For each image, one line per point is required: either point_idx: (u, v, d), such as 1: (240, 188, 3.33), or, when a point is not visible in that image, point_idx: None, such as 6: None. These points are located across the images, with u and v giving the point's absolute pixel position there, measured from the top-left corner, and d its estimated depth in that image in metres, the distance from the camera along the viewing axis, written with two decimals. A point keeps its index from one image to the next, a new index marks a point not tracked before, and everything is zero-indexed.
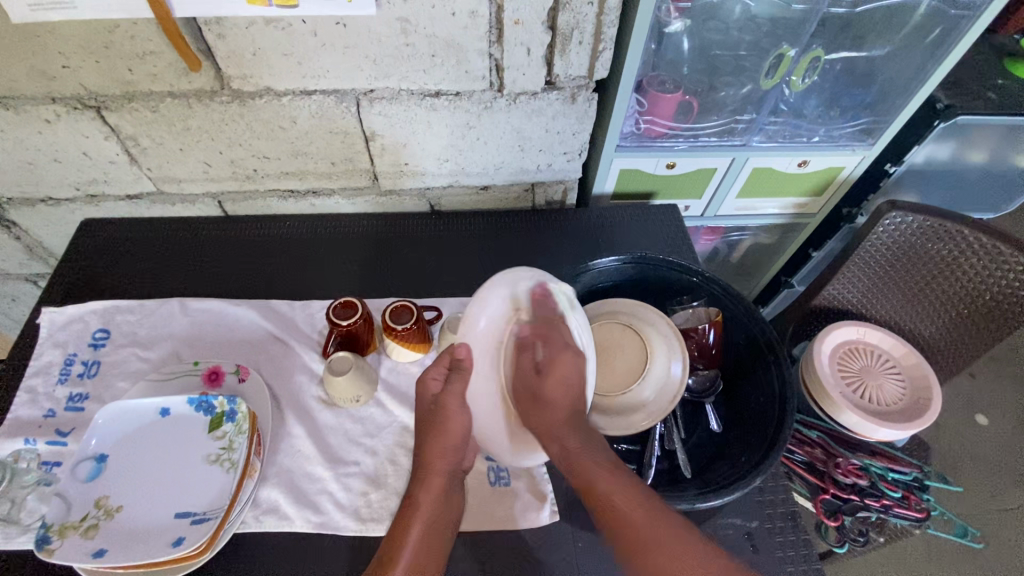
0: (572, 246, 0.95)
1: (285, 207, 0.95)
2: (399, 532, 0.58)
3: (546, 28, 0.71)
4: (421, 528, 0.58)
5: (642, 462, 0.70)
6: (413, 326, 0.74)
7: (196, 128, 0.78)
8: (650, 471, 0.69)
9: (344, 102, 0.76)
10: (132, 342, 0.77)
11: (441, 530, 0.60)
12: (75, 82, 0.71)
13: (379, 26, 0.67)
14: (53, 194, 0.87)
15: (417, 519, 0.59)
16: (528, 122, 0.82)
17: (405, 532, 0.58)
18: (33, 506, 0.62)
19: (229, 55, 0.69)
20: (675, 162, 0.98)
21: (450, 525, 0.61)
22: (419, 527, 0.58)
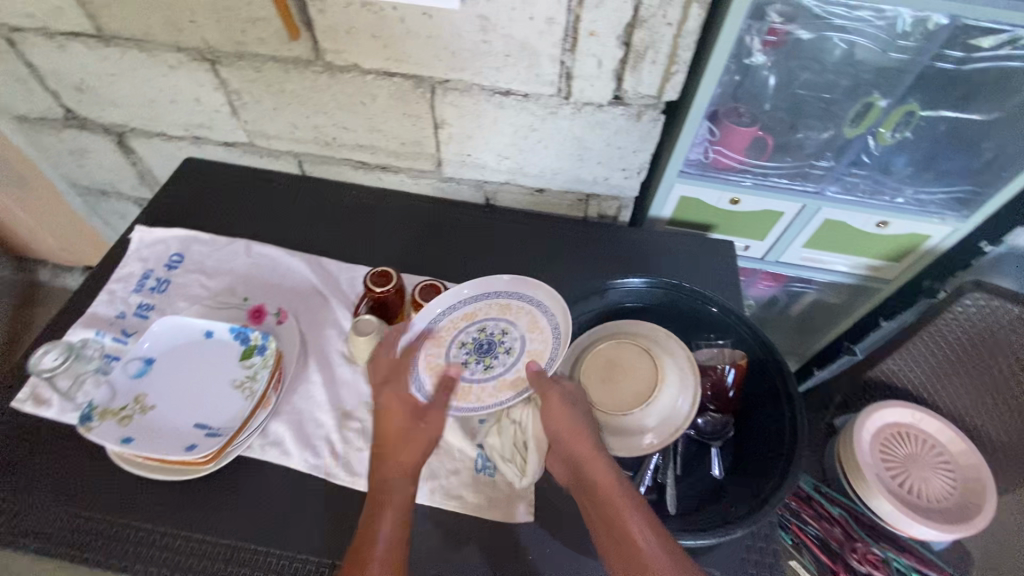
0: (614, 264, 0.95)
1: (355, 176, 1.02)
2: (373, 516, 0.58)
3: (621, 43, 0.72)
4: (389, 517, 0.58)
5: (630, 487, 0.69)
6: (438, 306, 0.78)
7: (289, 92, 0.86)
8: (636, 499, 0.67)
9: (420, 87, 0.81)
10: (199, 270, 0.87)
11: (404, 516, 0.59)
12: (198, 36, 0.81)
13: (462, 21, 0.71)
14: (166, 130, 0.99)
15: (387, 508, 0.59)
16: (589, 133, 0.83)
17: (378, 511, 0.58)
18: (89, 389, 0.73)
19: (326, 29, 0.75)
20: (738, 198, 0.95)
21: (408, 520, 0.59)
22: (389, 512, 0.59)
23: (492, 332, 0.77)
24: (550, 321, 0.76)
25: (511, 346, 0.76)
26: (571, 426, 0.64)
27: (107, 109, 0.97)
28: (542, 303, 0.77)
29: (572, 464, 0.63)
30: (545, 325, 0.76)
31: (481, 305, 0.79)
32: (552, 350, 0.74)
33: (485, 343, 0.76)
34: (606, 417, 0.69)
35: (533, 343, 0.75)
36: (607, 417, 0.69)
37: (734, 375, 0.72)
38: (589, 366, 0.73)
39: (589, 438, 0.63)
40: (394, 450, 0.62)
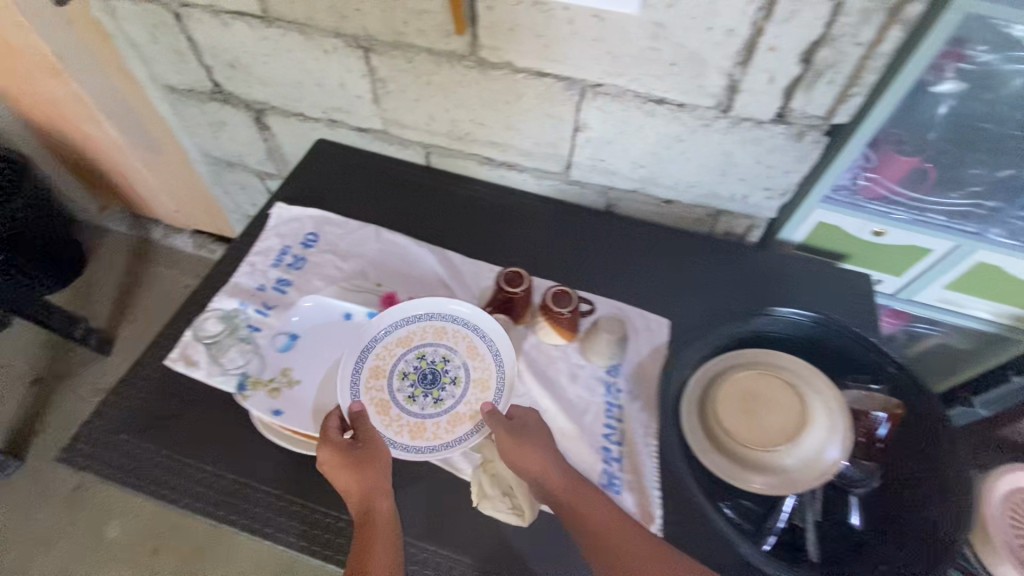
0: (741, 286, 0.91)
1: (478, 171, 1.02)
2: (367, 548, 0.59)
3: (799, 61, 0.68)
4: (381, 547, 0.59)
5: (762, 525, 0.66)
6: (569, 314, 0.77)
7: (435, 84, 0.87)
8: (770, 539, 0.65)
9: (570, 90, 0.80)
10: (332, 251, 0.89)
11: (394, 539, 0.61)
12: (359, 24, 0.82)
13: (633, 27, 0.69)
14: (305, 111, 1.02)
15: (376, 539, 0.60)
16: (740, 149, 0.80)
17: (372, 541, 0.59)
18: (234, 355, 0.76)
19: (489, 25, 0.75)
20: (884, 230, 0.89)
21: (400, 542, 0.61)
22: (380, 543, 0.59)
23: (434, 360, 0.76)
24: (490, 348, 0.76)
25: (456, 376, 0.75)
26: (538, 462, 0.64)
27: (254, 87, 1.01)
28: (470, 323, 0.77)
29: (548, 496, 0.64)
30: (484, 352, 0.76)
31: (420, 327, 0.77)
32: (498, 381, 0.74)
33: (429, 374, 0.74)
34: (745, 450, 0.66)
35: (477, 372, 0.75)
36: (747, 451, 0.66)
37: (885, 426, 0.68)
38: (726, 394, 0.70)
39: (554, 467, 0.64)
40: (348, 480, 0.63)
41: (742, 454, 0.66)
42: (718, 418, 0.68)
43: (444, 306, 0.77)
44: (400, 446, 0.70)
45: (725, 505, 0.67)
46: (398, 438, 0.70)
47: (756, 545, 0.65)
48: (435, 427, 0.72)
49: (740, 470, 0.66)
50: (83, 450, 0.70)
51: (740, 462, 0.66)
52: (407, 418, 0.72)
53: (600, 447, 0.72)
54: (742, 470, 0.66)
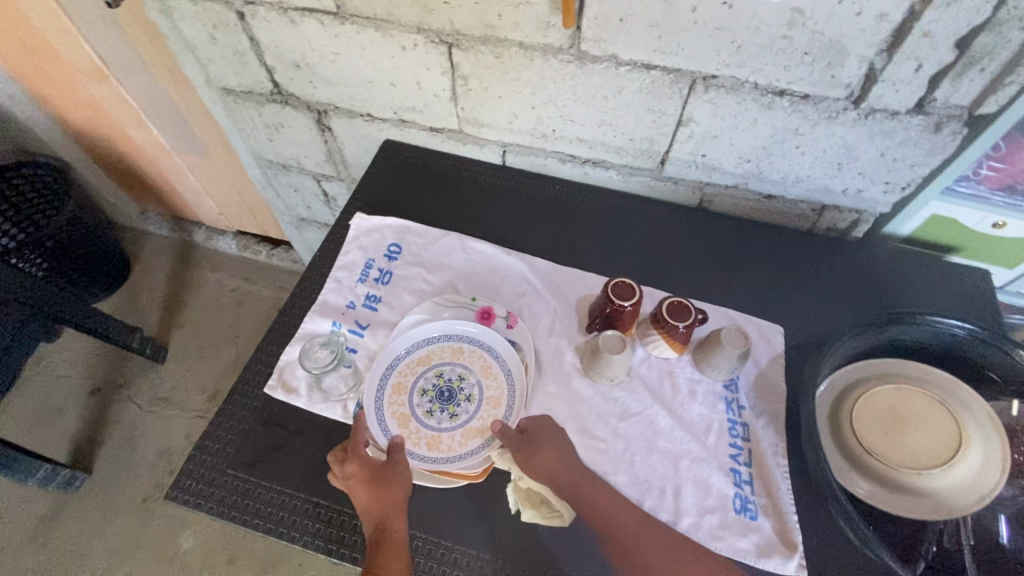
0: (853, 285, 0.86)
1: (559, 169, 0.96)
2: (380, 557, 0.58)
3: (955, 46, 0.61)
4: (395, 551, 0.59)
5: (913, 549, 0.62)
6: (685, 328, 0.72)
7: (524, 80, 0.81)
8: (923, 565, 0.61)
9: (679, 83, 0.74)
10: (418, 263, 0.85)
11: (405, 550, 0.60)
12: (447, 18, 0.76)
13: (767, 14, 0.63)
14: (373, 111, 0.97)
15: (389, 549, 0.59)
16: (865, 142, 0.74)
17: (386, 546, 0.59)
18: (335, 382, 0.71)
19: (596, 16, 0.69)
20: (1005, 222, 0.83)
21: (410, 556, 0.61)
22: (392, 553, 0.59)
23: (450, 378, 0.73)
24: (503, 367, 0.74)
25: (470, 394, 0.73)
26: (549, 471, 0.64)
27: (320, 87, 0.95)
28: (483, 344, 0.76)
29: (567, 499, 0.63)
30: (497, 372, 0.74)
31: (434, 348, 0.74)
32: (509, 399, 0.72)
33: (446, 391, 0.71)
34: (892, 471, 0.61)
35: (489, 390, 0.73)
36: (895, 472, 0.61)
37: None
38: (864, 410, 0.65)
39: (563, 469, 0.64)
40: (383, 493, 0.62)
41: (886, 475, 0.62)
42: (858, 435, 0.64)
43: (466, 324, 0.76)
44: (416, 456, 0.68)
45: (870, 526, 0.63)
46: (416, 449, 0.69)
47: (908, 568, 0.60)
48: (450, 440, 0.69)
49: (884, 493, 0.62)
50: (191, 484, 0.67)
51: (884, 484, 0.62)
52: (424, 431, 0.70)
53: (728, 468, 0.68)
54: (884, 492, 0.62)
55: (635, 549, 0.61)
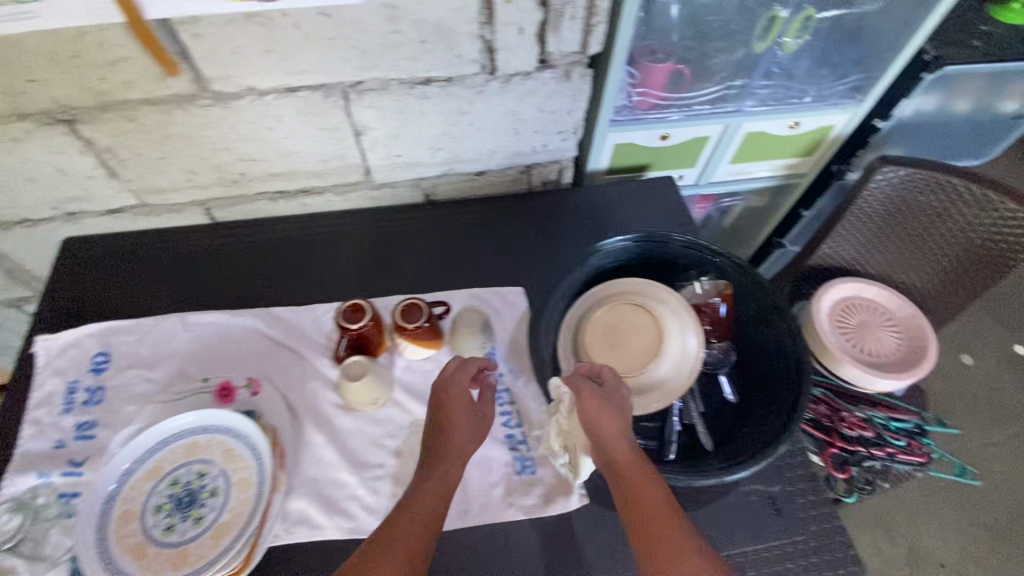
0: (572, 228, 0.94)
1: (274, 208, 0.91)
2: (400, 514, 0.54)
3: (538, 6, 0.68)
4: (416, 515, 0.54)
5: (663, 437, 0.70)
6: (424, 326, 0.73)
7: (176, 136, 0.74)
8: (673, 446, 0.69)
9: (331, 97, 0.73)
10: (135, 364, 0.75)
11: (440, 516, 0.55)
12: (44, 96, 0.66)
13: (365, 14, 0.64)
14: (29, 214, 0.83)
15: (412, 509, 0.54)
16: (521, 104, 0.80)
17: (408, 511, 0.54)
18: (56, 540, 0.61)
19: (206, 55, 0.65)
20: (669, 132, 0.97)
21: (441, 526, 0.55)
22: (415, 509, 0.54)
23: (189, 479, 0.63)
24: (249, 442, 0.65)
25: (215, 486, 0.63)
26: (611, 413, 0.60)
27: None
28: (218, 425, 0.65)
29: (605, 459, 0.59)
30: (243, 450, 0.65)
31: (163, 455, 0.64)
32: (262, 473, 0.64)
33: (184, 496, 0.62)
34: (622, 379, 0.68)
35: (239, 473, 0.63)
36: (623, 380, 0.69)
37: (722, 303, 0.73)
38: (592, 333, 0.71)
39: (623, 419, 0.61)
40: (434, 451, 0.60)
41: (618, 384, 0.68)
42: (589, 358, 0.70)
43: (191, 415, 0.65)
44: None
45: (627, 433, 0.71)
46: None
47: (663, 460, 0.68)
48: (200, 548, 0.59)
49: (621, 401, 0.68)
50: None
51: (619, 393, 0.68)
52: (166, 552, 0.59)
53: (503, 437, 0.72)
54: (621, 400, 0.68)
55: (636, 491, 0.55)
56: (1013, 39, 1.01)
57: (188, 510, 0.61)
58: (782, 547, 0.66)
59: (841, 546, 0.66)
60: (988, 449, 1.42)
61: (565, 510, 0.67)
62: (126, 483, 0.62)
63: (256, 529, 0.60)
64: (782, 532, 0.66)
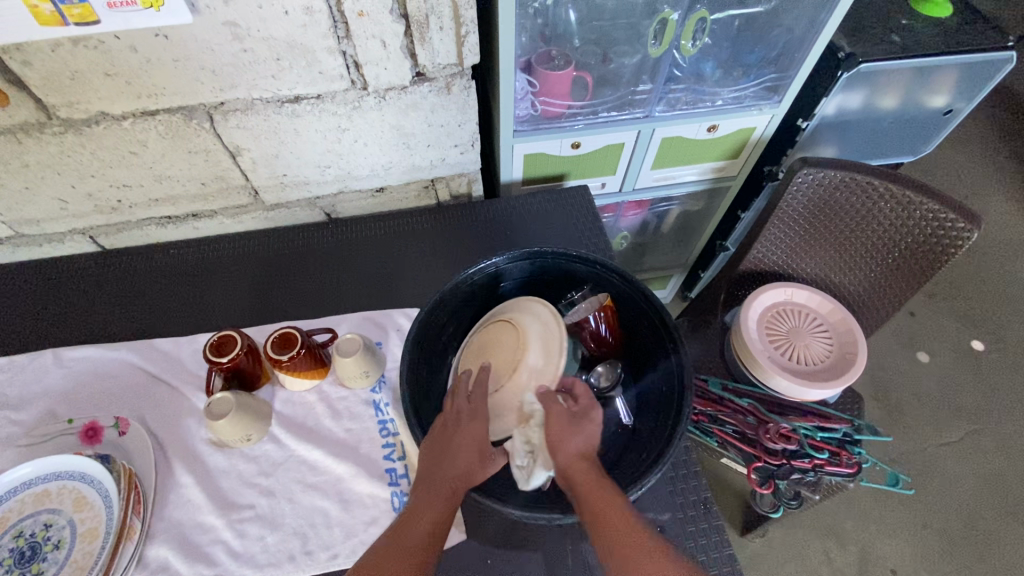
0: (479, 243, 0.90)
1: (165, 233, 0.88)
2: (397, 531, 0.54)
3: (398, 17, 0.65)
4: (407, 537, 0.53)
5: None
6: (298, 356, 0.69)
7: (35, 164, 0.71)
8: None
9: (194, 119, 0.70)
10: (1, 405, 0.72)
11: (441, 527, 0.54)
12: None
13: (206, 34, 0.60)
14: None
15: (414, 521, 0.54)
16: (406, 118, 0.77)
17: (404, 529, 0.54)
18: None
19: (42, 81, 0.61)
20: (578, 141, 0.94)
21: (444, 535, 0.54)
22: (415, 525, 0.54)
23: (34, 531, 0.59)
24: (100, 488, 0.61)
25: (60, 537, 0.59)
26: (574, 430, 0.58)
27: None
28: (68, 470, 0.62)
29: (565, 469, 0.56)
30: (93, 497, 0.61)
31: (10, 506, 0.60)
32: (110, 521, 0.60)
33: (26, 550, 0.58)
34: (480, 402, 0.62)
35: (86, 523, 0.59)
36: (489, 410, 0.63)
37: (602, 326, 0.72)
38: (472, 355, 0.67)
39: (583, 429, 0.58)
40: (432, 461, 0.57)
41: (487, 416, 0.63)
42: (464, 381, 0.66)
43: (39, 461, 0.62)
44: None
45: None
46: None
47: None
48: None
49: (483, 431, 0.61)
50: None
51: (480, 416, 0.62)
52: None
53: (383, 472, 0.68)
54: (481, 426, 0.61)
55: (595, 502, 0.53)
56: (934, 31, 0.98)
57: (28, 565, 0.57)
58: None
59: None
60: (940, 448, 1.39)
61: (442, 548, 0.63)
62: None
63: None
64: None
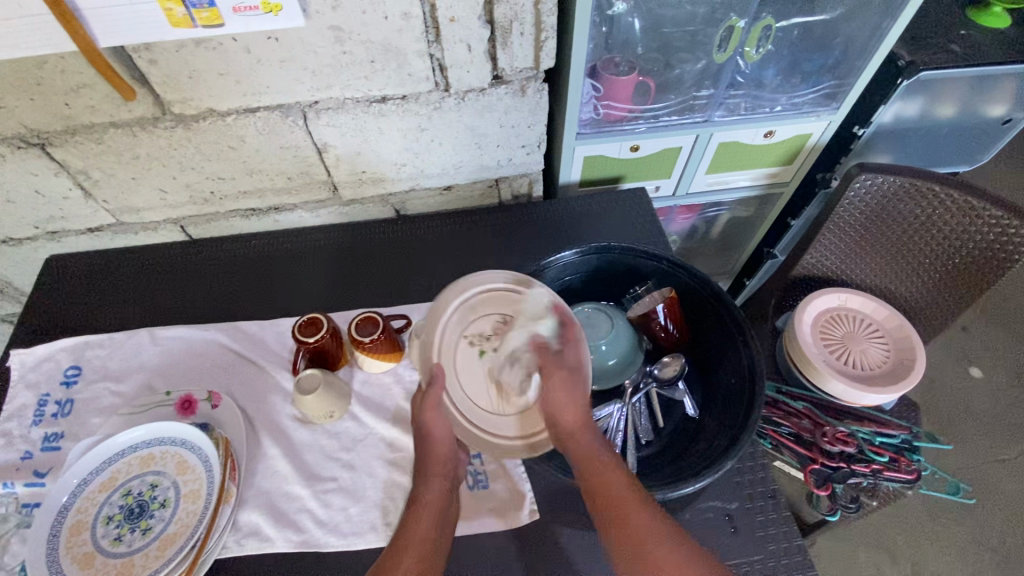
0: (541, 240, 0.94)
1: (248, 225, 0.94)
2: (410, 524, 0.58)
3: (484, 23, 0.69)
4: (423, 533, 0.58)
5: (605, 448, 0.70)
6: (378, 339, 0.73)
7: (144, 156, 0.77)
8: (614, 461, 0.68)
9: (290, 116, 0.75)
10: (104, 377, 0.77)
11: (444, 521, 0.61)
12: (14, 122, 0.70)
13: (312, 37, 0.66)
14: (13, 234, 0.87)
15: (425, 516, 0.59)
16: (481, 119, 0.82)
17: (415, 522, 0.58)
18: (15, 548, 0.63)
19: (163, 80, 0.68)
20: (638, 144, 0.97)
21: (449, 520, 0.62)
22: (428, 517, 0.59)
23: (141, 491, 0.64)
24: (201, 454, 0.66)
25: (165, 497, 0.64)
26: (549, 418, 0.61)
27: None
28: (170, 437, 0.67)
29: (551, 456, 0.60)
30: (196, 462, 0.66)
31: (117, 467, 0.65)
32: (212, 485, 0.64)
33: (134, 507, 0.63)
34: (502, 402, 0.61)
35: (188, 485, 0.64)
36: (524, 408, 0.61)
37: (666, 319, 0.74)
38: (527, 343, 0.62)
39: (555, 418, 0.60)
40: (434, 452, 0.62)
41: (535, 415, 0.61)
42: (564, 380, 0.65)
43: (147, 427, 0.67)
44: None
45: None
46: None
47: None
48: (146, 559, 0.60)
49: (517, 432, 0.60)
50: None
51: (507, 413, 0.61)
52: (111, 562, 0.59)
53: None
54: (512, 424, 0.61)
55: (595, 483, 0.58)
56: (994, 40, 0.99)
57: (137, 521, 0.62)
58: (739, 567, 0.63)
59: (800, 566, 0.63)
60: (995, 464, 1.36)
61: (515, 526, 0.66)
62: (80, 495, 0.63)
63: (201, 536, 0.60)
64: (738, 551, 0.64)
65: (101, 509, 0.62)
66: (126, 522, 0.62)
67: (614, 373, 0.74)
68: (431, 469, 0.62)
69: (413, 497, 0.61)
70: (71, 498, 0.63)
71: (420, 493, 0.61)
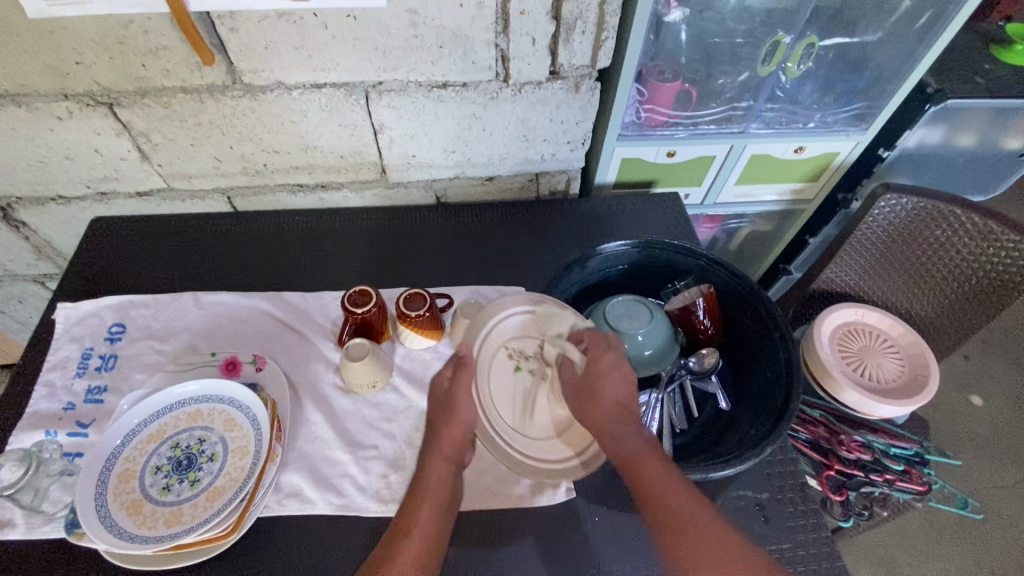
0: (574, 233, 0.95)
1: (293, 201, 0.96)
2: (415, 506, 0.59)
3: (551, 18, 0.73)
4: (425, 520, 0.58)
5: None
6: (423, 316, 0.75)
7: (206, 123, 0.79)
8: None
9: (353, 95, 0.78)
10: (148, 336, 0.78)
11: (449, 508, 0.61)
12: (88, 79, 0.72)
13: (389, 18, 0.70)
14: (63, 192, 0.88)
15: (426, 497, 0.60)
16: (532, 112, 0.85)
17: (416, 507, 0.59)
18: (56, 495, 0.63)
19: (240, 48, 0.71)
20: (675, 150, 1.01)
21: (455, 505, 0.62)
22: (430, 503, 0.60)
23: (189, 444, 0.65)
24: (247, 413, 0.68)
25: (213, 452, 0.65)
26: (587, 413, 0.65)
27: None
28: (220, 395, 0.68)
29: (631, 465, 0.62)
30: (243, 420, 0.67)
31: (166, 421, 0.66)
32: (258, 442, 0.66)
33: (184, 459, 0.64)
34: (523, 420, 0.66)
35: (236, 442, 0.66)
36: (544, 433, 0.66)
37: (705, 314, 0.76)
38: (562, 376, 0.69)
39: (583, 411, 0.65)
40: (444, 437, 0.64)
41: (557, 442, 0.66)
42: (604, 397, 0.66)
43: (197, 383, 0.68)
44: (152, 540, 0.58)
45: None
46: (152, 532, 0.59)
47: None
48: (193, 508, 0.61)
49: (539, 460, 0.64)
50: None
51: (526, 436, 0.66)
52: (160, 510, 0.60)
53: None
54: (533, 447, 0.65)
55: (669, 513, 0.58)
56: (1014, 77, 1.05)
57: (186, 472, 0.63)
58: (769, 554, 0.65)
59: (828, 556, 0.65)
60: (995, 490, 1.38)
61: (549, 503, 0.65)
62: (129, 444, 0.64)
63: (251, 490, 0.61)
64: (769, 539, 0.66)
65: (150, 458, 0.64)
66: (175, 472, 0.63)
67: (650, 363, 0.75)
68: (439, 453, 0.64)
69: (418, 476, 0.62)
70: (121, 445, 0.64)
71: (423, 473, 0.62)
